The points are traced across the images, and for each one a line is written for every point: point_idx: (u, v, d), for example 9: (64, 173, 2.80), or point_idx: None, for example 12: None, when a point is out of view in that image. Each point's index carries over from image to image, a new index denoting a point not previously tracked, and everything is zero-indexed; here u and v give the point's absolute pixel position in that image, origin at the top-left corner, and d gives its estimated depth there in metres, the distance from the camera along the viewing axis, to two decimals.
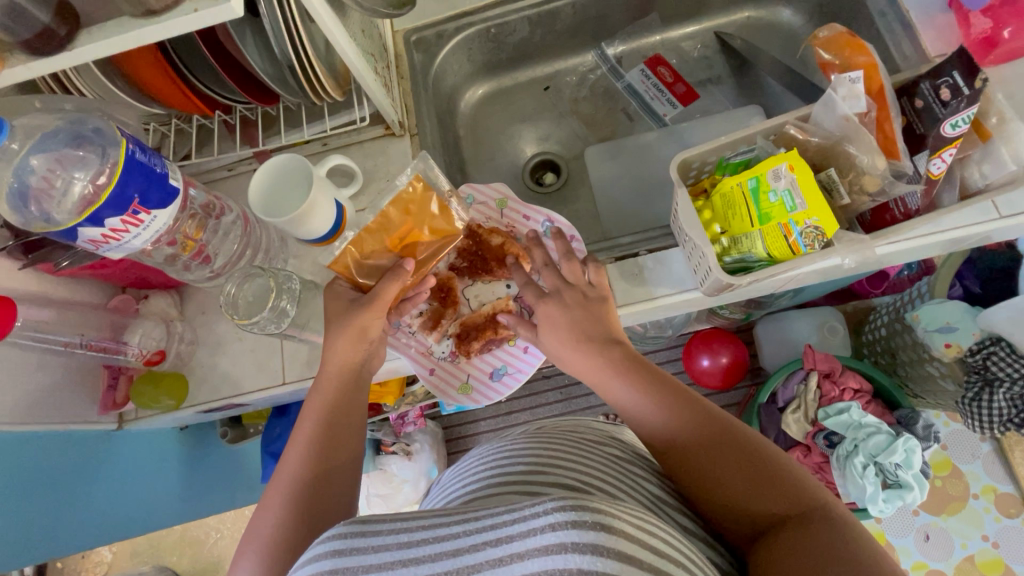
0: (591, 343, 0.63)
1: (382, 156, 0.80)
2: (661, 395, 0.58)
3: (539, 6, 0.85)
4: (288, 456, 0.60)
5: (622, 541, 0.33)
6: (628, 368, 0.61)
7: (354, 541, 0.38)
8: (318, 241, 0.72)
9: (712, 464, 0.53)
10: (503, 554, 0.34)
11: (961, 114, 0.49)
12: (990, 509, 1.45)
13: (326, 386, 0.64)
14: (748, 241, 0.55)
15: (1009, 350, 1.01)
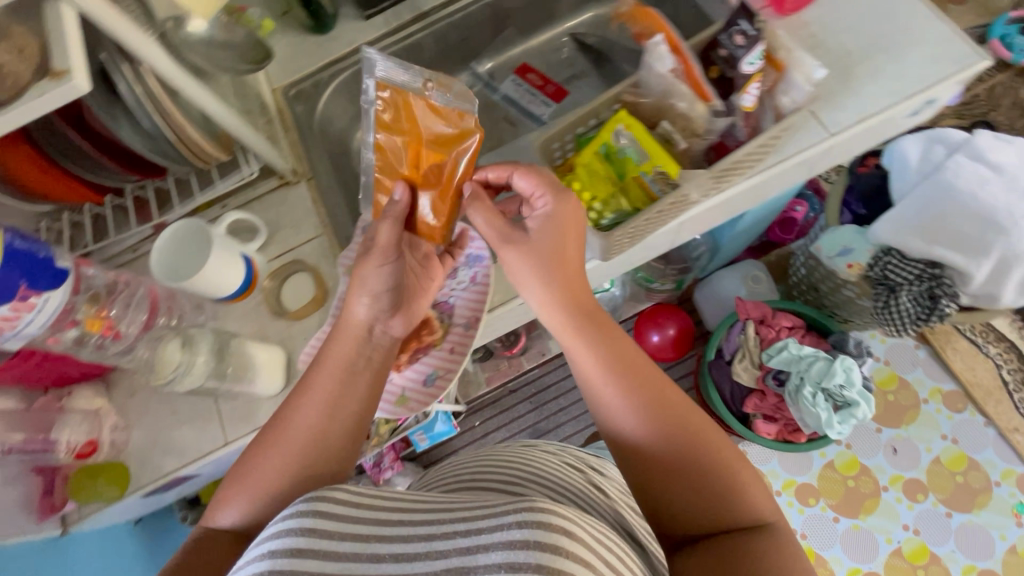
0: (571, 307, 0.59)
1: (282, 205, 0.83)
2: (641, 380, 0.56)
3: (401, 41, 0.93)
4: (289, 409, 0.57)
5: (579, 543, 0.37)
6: (609, 341, 0.58)
7: (324, 517, 0.40)
8: (231, 297, 0.75)
9: (672, 461, 0.53)
10: (470, 543, 0.38)
11: (753, 53, 0.58)
12: (941, 409, 1.55)
13: (343, 339, 0.59)
14: (616, 201, 0.63)
15: (900, 256, 1.11)
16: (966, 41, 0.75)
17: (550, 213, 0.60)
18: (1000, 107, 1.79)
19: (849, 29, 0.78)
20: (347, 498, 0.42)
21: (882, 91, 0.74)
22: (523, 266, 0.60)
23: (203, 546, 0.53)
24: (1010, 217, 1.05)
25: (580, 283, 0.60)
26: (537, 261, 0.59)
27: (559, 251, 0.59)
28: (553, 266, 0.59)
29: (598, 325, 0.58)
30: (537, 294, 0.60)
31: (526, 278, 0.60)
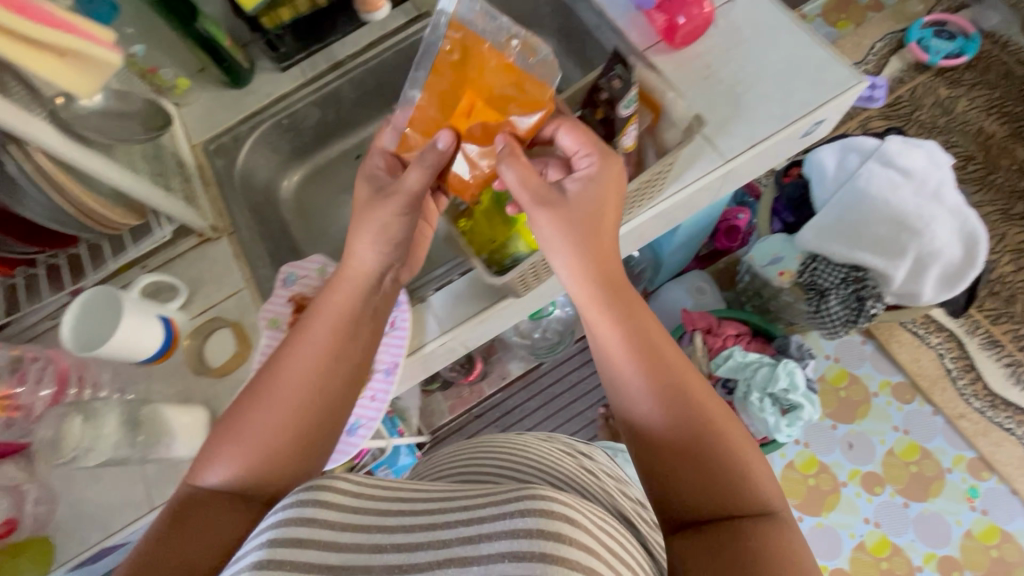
0: (598, 280, 0.58)
1: (204, 262, 0.83)
2: (661, 357, 0.55)
3: (318, 90, 0.94)
4: (281, 355, 0.58)
5: (581, 532, 0.36)
6: (635, 316, 0.57)
7: (326, 508, 0.39)
8: (151, 360, 0.75)
9: (681, 440, 0.51)
10: (473, 532, 0.37)
11: (628, 97, 0.61)
12: (891, 401, 1.59)
13: (342, 285, 0.63)
14: (512, 244, 0.65)
15: (826, 261, 1.16)
16: (845, 64, 0.79)
17: (589, 185, 0.60)
18: (924, 107, 1.88)
19: (738, 59, 0.82)
20: (350, 491, 0.42)
21: (769, 116, 0.78)
22: (558, 232, 0.59)
23: (189, 511, 0.50)
24: (920, 219, 1.10)
25: (612, 260, 0.60)
26: (569, 230, 0.58)
27: (589, 224, 0.59)
28: (584, 238, 0.58)
29: (621, 299, 0.58)
30: (565, 264, 0.59)
31: (556, 245, 0.59)
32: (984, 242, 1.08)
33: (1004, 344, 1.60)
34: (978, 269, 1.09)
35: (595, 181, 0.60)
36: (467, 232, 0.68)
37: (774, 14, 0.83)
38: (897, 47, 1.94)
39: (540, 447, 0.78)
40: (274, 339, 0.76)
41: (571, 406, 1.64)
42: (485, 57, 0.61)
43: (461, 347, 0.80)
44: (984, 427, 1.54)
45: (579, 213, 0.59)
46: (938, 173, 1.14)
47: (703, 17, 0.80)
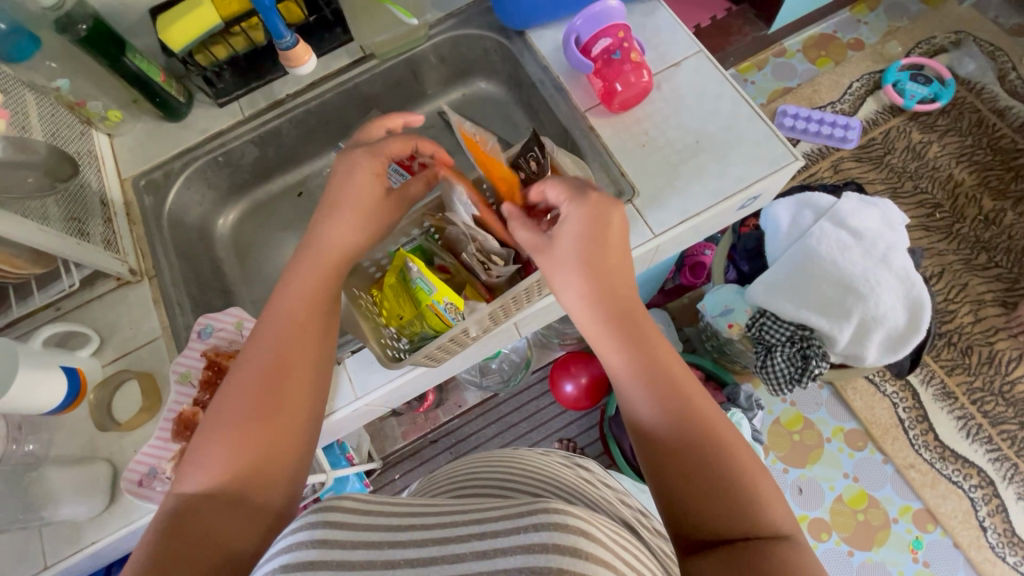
0: (603, 300, 0.55)
1: (122, 306, 0.81)
2: (668, 374, 0.52)
3: (256, 128, 0.92)
4: (257, 351, 0.55)
5: (598, 547, 0.36)
6: (642, 333, 0.54)
7: (341, 516, 0.40)
8: (54, 413, 0.72)
9: (690, 458, 0.47)
10: (486, 547, 0.36)
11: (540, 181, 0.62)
12: (843, 447, 1.58)
13: (304, 265, 0.61)
14: (418, 323, 0.65)
15: (774, 317, 1.15)
16: (782, 141, 0.78)
17: (582, 217, 0.57)
18: (896, 150, 1.85)
19: (677, 127, 0.80)
20: (367, 501, 0.42)
21: (701, 190, 0.77)
22: (564, 253, 0.57)
23: (183, 519, 0.46)
24: (867, 282, 1.10)
25: (622, 273, 0.57)
26: (573, 252, 0.57)
27: (594, 244, 0.56)
28: (587, 262, 0.56)
29: (626, 318, 0.55)
30: (570, 290, 0.57)
31: (562, 269, 0.57)
32: (928, 310, 1.08)
33: (957, 396, 1.60)
34: (921, 335, 1.09)
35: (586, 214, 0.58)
36: (381, 304, 0.69)
37: (719, 83, 0.82)
38: (873, 88, 1.93)
39: (536, 457, 0.74)
40: (184, 395, 0.74)
41: (526, 436, 1.61)
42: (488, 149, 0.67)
43: (380, 408, 0.79)
44: (932, 479, 1.54)
45: (591, 231, 0.57)
46: (889, 235, 1.14)
47: (641, 87, 0.78)
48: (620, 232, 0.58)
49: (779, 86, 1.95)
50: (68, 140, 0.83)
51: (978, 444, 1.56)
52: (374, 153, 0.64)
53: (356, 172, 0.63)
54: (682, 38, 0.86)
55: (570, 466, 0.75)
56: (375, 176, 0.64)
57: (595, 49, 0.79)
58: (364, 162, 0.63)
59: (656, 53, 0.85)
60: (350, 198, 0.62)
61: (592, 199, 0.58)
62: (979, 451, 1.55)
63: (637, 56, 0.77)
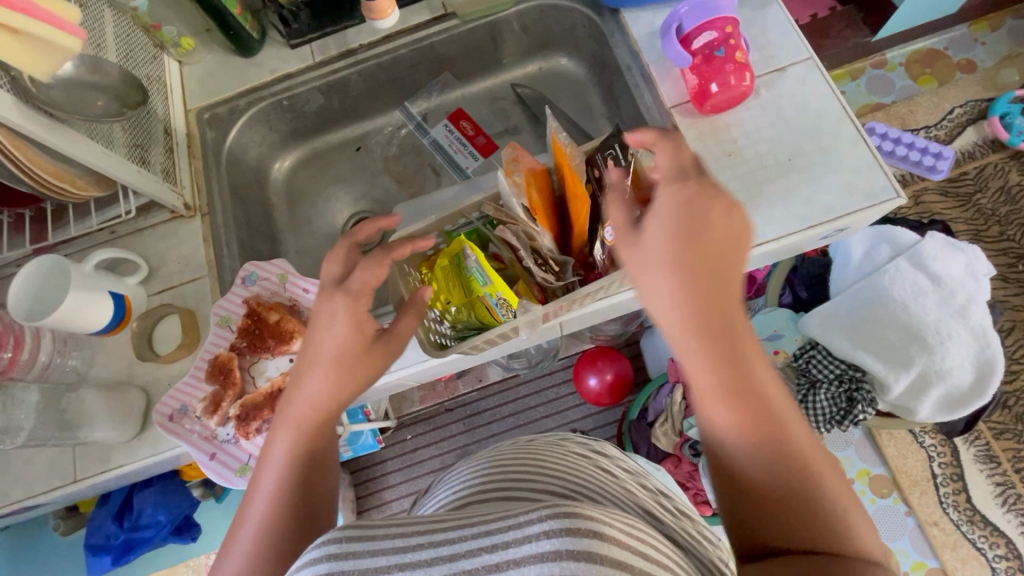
0: (702, 305, 0.47)
1: (173, 239, 0.81)
2: (761, 396, 0.46)
3: (324, 77, 0.89)
4: (254, 508, 0.54)
5: (615, 547, 0.33)
6: (735, 344, 0.47)
7: (352, 544, 0.36)
8: (101, 334, 0.74)
9: (777, 494, 0.44)
10: (498, 559, 0.33)
11: (619, 186, 0.56)
12: (865, 491, 1.52)
13: (284, 430, 0.56)
14: (464, 311, 0.64)
15: (826, 352, 1.08)
16: (887, 174, 0.71)
17: (684, 208, 0.50)
18: (988, 189, 1.70)
19: (771, 141, 0.74)
20: (376, 520, 0.38)
21: (785, 214, 0.71)
22: (660, 247, 0.49)
23: None
24: (937, 333, 1.02)
25: (725, 272, 0.49)
26: (669, 248, 0.49)
27: (694, 240, 0.49)
28: (686, 258, 0.48)
29: (721, 330, 0.47)
30: (665, 293, 0.48)
31: (654, 272, 0.49)
32: (1000, 373, 1.00)
33: (1000, 461, 1.50)
34: (986, 400, 1.01)
35: (688, 212, 0.50)
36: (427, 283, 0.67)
37: (826, 98, 0.74)
38: (977, 118, 1.76)
39: (557, 446, 0.72)
40: (221, 338, 0.75)
41: (541, 421, 1.60)
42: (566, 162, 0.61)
43: (407, 383, 0.77)
44: (955, 541, 1.47)
45: (691, 226, 0.49)
46: (971, 287, 1.05)
47: (739, 91, 0.71)
48: (728, 221, 0.50)
49: (870, 101, 1.81)
50: (140, 63, 0.82)
51: (1013, 514, 1.47)
52: (354, 295, 0.58)
53: (334, 326, 0.57)
54: (793, 41, 0.78)
55: (587, 455, 0.72)
56: (355, 325, 0.57)
57: (695, 42, 0.72)
58: (343, 310, 0.57)
59: (760, 55, 0.78)
60: (328, 352, 0.56)
61: (685, 190, 0.51)
62: (1011, 522, 1.47)
63: (741, 56, 0.70)
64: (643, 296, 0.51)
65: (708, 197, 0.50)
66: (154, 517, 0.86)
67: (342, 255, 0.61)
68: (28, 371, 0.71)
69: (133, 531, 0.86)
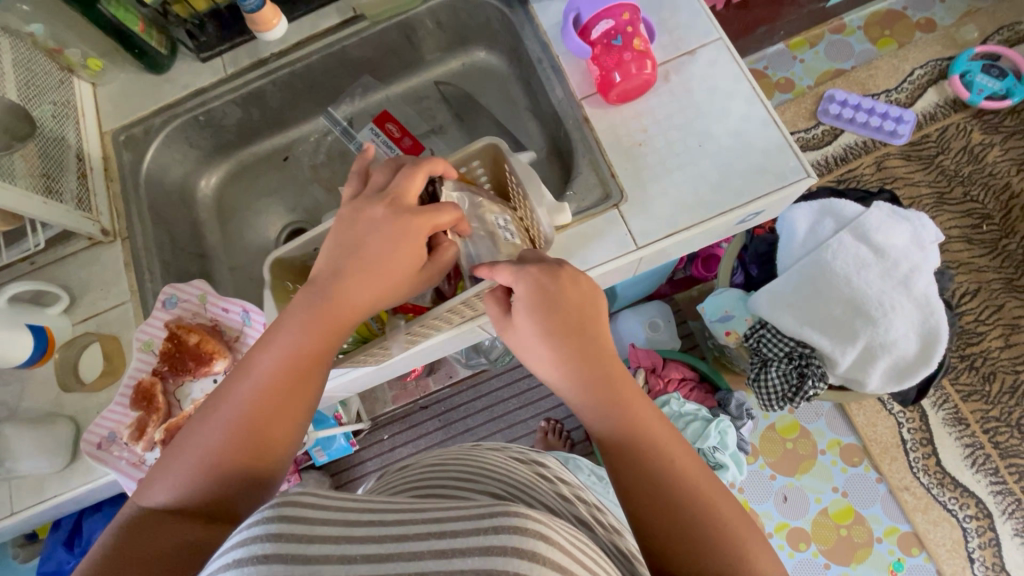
0: (578, 365, 0.49)
1: (95, 265, 0.81)
2: (647, 448, 0.46)
3: (237, 89, 0.88)
4: (225, 405, 0.48)
5: (556, 551, 0.33)
6: (617, 396, 0.48)
7: (301, 509, 0.35)
8: (25, 366, 0.74)
9: (670, 532, 0.43)
10: (445, 546, 0.33)
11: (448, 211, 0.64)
12: (837, 461, 1.52)
13: (303, 310, 0.51)
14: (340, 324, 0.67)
15: (775, 331, 1.09)
16: (797, 154, 0.70)
17: (539, 286, 0.51)
18: (950, 150, 1.67)
19: (680, 127, 0.72)
20: (326, 494, 0.37)
21: (696, 202, 0.70)
22: (526, 325, 0.51)
23: (137, 532, 0.44)
24: (880, 306, 1.01)
25: (594, 330, 0.51)
26: (535, 322, 0.50)
27: (558, 310, 0.50)
28: (555, 326, 0.50)
29: (599, 384, 0.49)
30: (544, 362, 0.51)
31: (529, 341, 0.51)
32: (943, 340, 1.00)
33: (969, 423, 1.51)
34: (932, 368, 1.01)
35: (540, 280, 0.51)
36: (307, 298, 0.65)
37: (735, 79, 0.73)
38: (937, 78, 1.73)
39: (496, 453, 0.72)
40: (144, 364, 0.74)
41: (514, 413, 1.61)
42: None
43: (343, 390, 0.81)
44: (926, 504, 1.48)
45: (552, 295, 0.51)
46: (917, 255, 1.05)
47: (642, 80, 0.69)
48: (583, 290, 0.52)
49: (830, 68, 1.77)
50: (46, 89, 0.81)
51: (983, 474, 1.49)
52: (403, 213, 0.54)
53: (383, 237, 0.53)
54: (702, 22, 0.76)
55: (525, 462, 0.73)
56: (398, 236, 0.53)
57: (595, 32, 0.71)
58: (403, 221, 0.53)
59: (669, 38, 0.76)
60: (378, 255, 0.53)
61: (534, 270, 0.51)
62: (981, 482, 1.48)
63: (640, 44, 0.69)
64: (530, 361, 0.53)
65: (557, 271, 0.52)
66: None
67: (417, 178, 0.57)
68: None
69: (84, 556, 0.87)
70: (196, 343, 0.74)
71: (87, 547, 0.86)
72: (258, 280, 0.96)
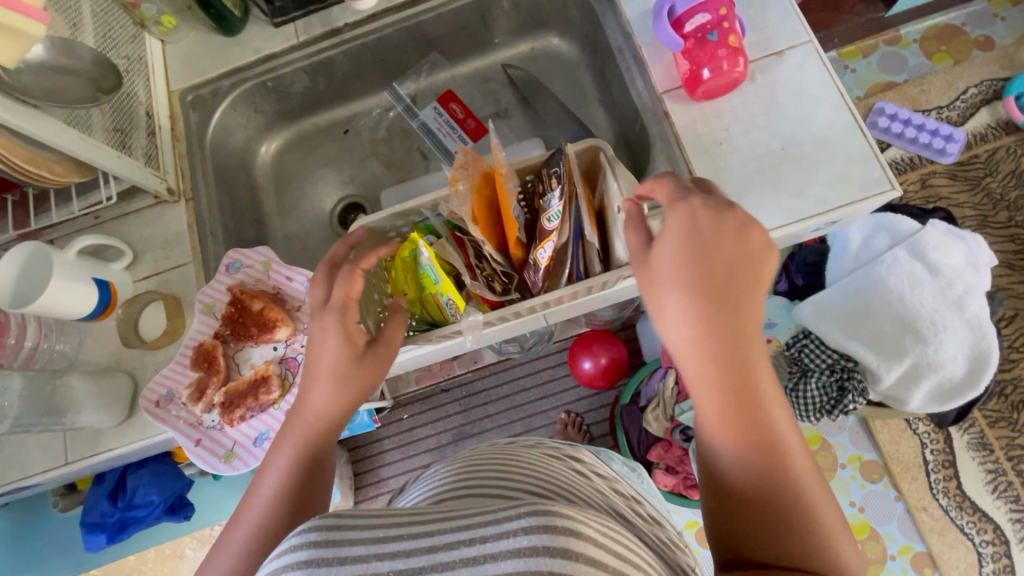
0: (721, 328, 0.45)
1: (158, 224, 0.80)
2: (772, 432, 0.45)
3: (309, 58, 0.87)
4: (251, 514, 0.53)
5: (591, 546, 0.31)
6: (751, 367, 0.46)
7: (334, 529, 0.33)
8: (87, 319, 0.74)
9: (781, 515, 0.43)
10: (475, 553, 0.30)
11: (552, 210, 0.58)
12: (856, 477, 1.50)
13: (291, 436, 0.57)
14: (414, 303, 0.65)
15: (818, 342, 1.06)
16: (882, 165, 0.68)
17: (693, 226, 0.47)
18: (998, 172, 1.64)
19: (764, 128, 0.71)
20: (353, 511, 0.35)
21: (774, 206, 0.68)
22: (674, 266, 0.47)
23: None
24: (931, 325, 1.01)
25: (742, 288, 0.46)
26: (687, 267, 0.46)
27: (713, 259, 0.46)
28: (706, 277, 0.46)
29: (735, 348, 0.45)
30: (680, 314, 0.46)
31: (668, 285, 0.47)
32: (994, 364, 0.99)
33: (993, 449, 1.49)
34: (978, 392, 1.00)
35: (700, 223, 0.47)
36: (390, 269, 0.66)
37: (823, 83, 0.72)
38: (991, 98, 1.69)
39: (524, 448, 0.67)
40: (206, 326, 0.75)
41: (535, 402, 1.61)
42: (505, 185, 0.59)
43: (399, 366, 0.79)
44: (943, 526, 1.46)
45: (708, 241, 0.47)
46: (970, 277, 1.03)
47: (731, 78, 0.69)
48: (745, 243, 0.48)
49: (882, 79, 1.73)
50: (120, 43, 0.80)
51: (1003, 501, 1.47)
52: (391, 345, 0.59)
53: (327, 339, 0.56)
54: (793, 23, 0.74)
55: (559, 457, 0.69)
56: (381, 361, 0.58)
57: (688, 25, 0.69)
58: (333, 327, 0.56)
59: (757, 37, 0.75)
60: (362, 385, 0.57)
61: (694, 207, 0.48)
62: (1001, 509, 1.47)
63: (735, 41, 0.68)
64: (654, 308, 0.49)
65: (725, 216, 0.48)
66: (147, 497, 0.88)
67: (349, 282, 0.56)
68: (14, 358, 0.71)
69: (127, 511, 0.88)
70: (257, 310, 0.74)
71: (130, 502, 0.87)
72: (311, 251, 0.96)
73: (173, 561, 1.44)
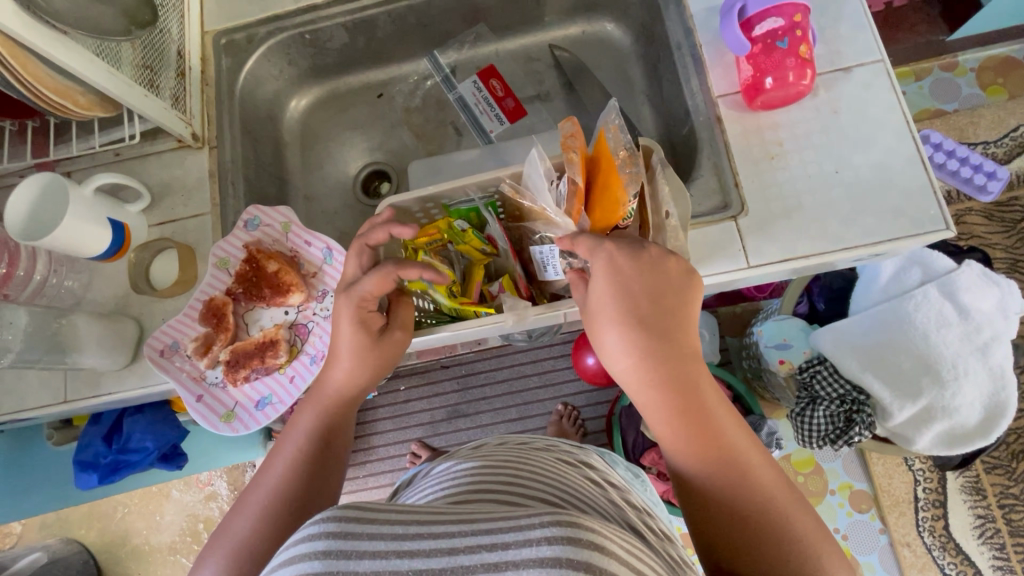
0: (665, 360, 0.48)
1: (179, 169, 0.78)
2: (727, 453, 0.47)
3: (351, 14, 0.83)
4: (271, 472, 0.55)
5: (615, 563, 0.29)
6: (700, 396, 0.48)
7: (350, 521, 0.31)
8: (99, 259, 0.72)
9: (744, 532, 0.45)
10: (496, 560, 0.29)
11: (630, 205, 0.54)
12: (844, 505, 1.48)
13: (310, 405, 0.59)
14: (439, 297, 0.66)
15: (832, 370, 1.04)
16: (940, 202, 0.64)
17: (615, 268, 0.50)
18: None
19: (820, 148, 0.68)
20: (377, 504, 0.33)
21: (820, 231, 0.65)
22: (604, 305, 0.50)
23: None
24: (953, 369, 0.98)
25: (675, 321, 0.50)
26: (615, 306, 0.49)
27: (641, 297, 0.49)
28: (642, 315, 0.49)
29: (679, 374, 0.48)
30: (627, 351, 0.49)
31: (609, 328, 0.50)
32: (1009, 416, 0.98)
33: (986, 495, 1.48)
34: (987, 441, 1.00)
35: (627, 264, 0.49)
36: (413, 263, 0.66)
37: (888, 107, 0.68)
38: None
39: (554, 456, 0.68)
40: (217, 281, 0.73)
41: (533, 390, 1.60)
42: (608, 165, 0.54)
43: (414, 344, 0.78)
44: (923, 564, 1.46)
45: (631, 279, 0.49)
46: (999, 324, 1.00)
47: (795, 90, 0.65)
48: (665, 273, 0.50)
49: (932, 106, 1.64)
50: None
51: (987, 547, 1.46)
52: (405, 328, 0.61)
53: (340, 323, 0.58)
54: (866, 39, 0.70)
55: (575, 464, 0.67)
56: (390, 346, 0.59)
57: (757, 28, 0.66)
58: (345, 314, 0.57)
59: (826, 49, 0.71)
60: (369, 368, 0.59)
61: (613, 247, 0.50)
62: (984, 554, 1.46)
63: (805, 51, 0.64)
64: (600, 348, 0.52)
65: (641, 253, 0.50)
66: (141, 443, 0.87)
67: (356, 254, 0.59)
68: (22, 289, 0.70)
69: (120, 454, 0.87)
70: (271, 272, 0.71)
71: (124, 446, 0.86)
72: (330, 214, 0.93)
73: (159, 500, 1.46)
